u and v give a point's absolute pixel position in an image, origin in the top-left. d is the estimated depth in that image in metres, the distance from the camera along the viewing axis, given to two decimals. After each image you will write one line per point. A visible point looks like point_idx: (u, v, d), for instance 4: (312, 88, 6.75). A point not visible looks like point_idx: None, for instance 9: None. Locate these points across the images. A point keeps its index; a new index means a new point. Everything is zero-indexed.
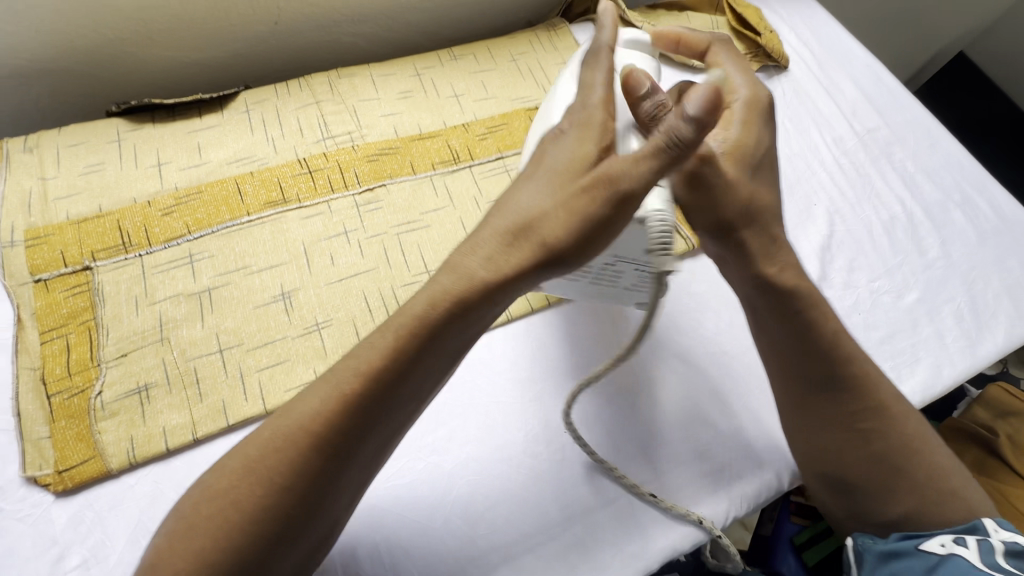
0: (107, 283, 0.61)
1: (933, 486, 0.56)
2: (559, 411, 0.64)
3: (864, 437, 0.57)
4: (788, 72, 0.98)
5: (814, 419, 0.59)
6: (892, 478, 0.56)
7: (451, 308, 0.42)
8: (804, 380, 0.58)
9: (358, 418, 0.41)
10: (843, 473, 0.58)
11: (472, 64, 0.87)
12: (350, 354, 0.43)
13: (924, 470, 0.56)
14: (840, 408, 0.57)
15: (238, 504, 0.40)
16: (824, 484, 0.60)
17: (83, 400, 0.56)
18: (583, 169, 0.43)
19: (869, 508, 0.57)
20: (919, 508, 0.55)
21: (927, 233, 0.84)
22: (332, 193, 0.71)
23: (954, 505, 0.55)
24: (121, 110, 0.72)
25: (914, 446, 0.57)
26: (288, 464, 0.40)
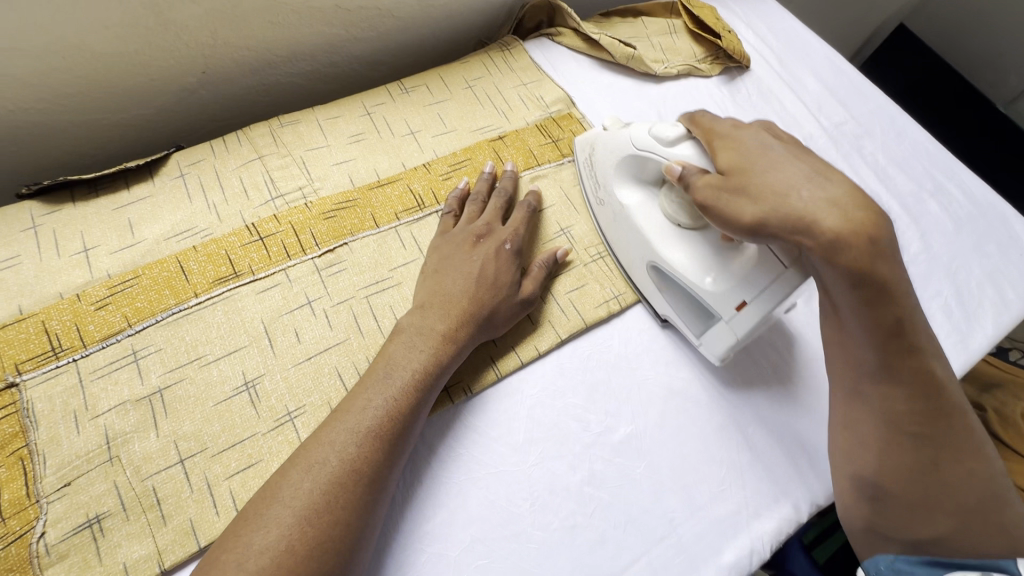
0: (38, 400, 0.53)
1: (982, 510, 0.52)
2: (564, 471, 0.59)
3: (915, 442, 0.53)
4: (750, 72, 0.95)
5: (859, 417, 0.55)
6: (930, 490, 0.53)
7: (414, 386, 0.55)
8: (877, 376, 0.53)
9: (390, 445, 0.52)
10: (875, 477, 0.55)
11: (425, 96, 0.81)
12: (360, 402, 0.53)
13: (976, 484, 0.53)
14: (913, 411, 0.52)
15: (296, 542, 0.45)
16: (852, 487, 0.57)
17: (21, 547, 0.48)
18: (487, 255, 0.64)
19: (896, 523, 0.55)
20: (957, 529, 0.52)
21: (906, 227, 0.84)
22: (289, 259, 0.65)
23: (996, 528, 0.51)
24: (33, 191, 0.63)
25: (953, 454, 0.53)
26: (338, 494, 0.48)
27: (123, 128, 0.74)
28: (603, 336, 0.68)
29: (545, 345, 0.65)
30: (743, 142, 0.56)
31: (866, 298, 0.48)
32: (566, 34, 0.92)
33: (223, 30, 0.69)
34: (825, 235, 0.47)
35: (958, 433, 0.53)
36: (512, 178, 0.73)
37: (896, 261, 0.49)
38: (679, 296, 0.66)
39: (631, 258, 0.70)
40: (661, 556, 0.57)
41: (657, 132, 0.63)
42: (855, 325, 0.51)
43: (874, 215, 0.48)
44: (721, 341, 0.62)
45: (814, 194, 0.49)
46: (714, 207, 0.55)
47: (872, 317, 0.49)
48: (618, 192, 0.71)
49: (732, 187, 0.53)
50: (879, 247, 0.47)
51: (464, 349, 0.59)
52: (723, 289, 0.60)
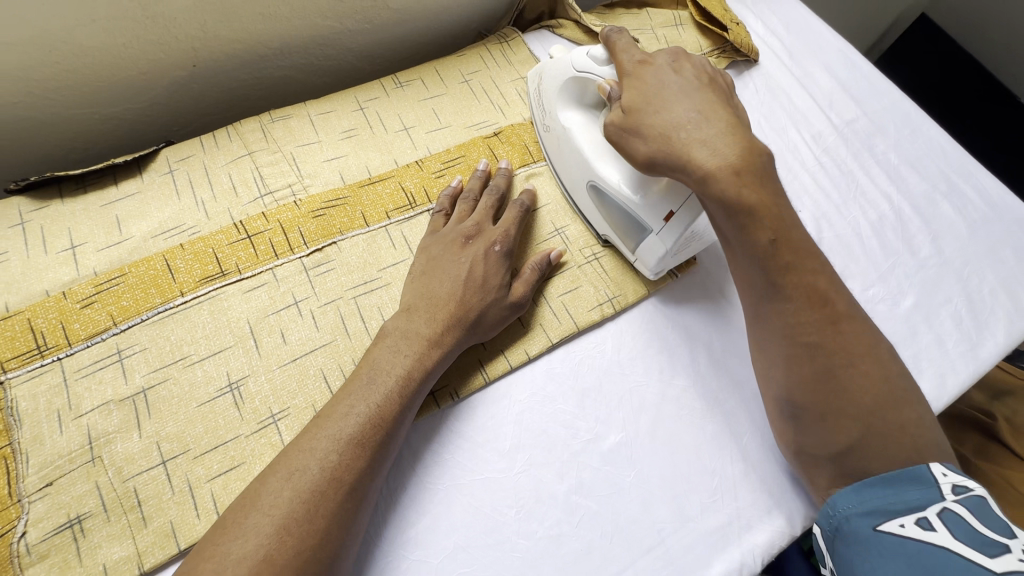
0: (22, 399, 0.53)
1: (881, 413, 0.53)
2: (551, 479, 0.58)
3: (813, 353, 0.54)
4: (759, 66, 0.92)
5: (765, 341, 0.57)
6: (830, 400, 0.53)
7: (398, 391, 0.54)
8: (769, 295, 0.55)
9: (372, 454, 0.51)
10: (786, 395, 0.56)
11: (420, 90, 0.79)
12: (342, 409, 0.52)
13: (872, 387, 0.53)
14: (803, 323, 0.54)
15: (275, 555, 0.44)
16: (775, 410, 0.58)
17: (2, 547, 0.48)
18: (477, 257, 0.62)
19: (815, 439, 0.55)
20: (863, 436, 0.53)
21: (917, 230, 0.81)
22: (276, 259, 0.64)
23: (895, 429, 0.52)
24: (21, 186, 0.63)
25: (845, 359, 0.54)
26: (317, 504, 0.47)
27: (114, 123, 0.74)
28: (595, 340, 0.66)
29: (535, 349, 0.64)
30: (647, 81, 0.60)
31: (741, 223, 0.53)
32: (567, 26, 0.90)
33: (212, 22, 0.68)
34: (699, 170, 0.53)
35: (850, 338, 0.54)
36: (506, 175, 0.71)
37: (771, 186, 0.53)
38: (616, 218, 0.68)
39: (573, 182, 0.71)
40: (647, 568, 0.56)
41: (592, 53, 0.65)
42: (740, 250, 0.55)
43: (745, 150, 0.53)
44: (653, 253, 0.64)
45: (692, 133, 0.55)
46: (619, 144, 0.60)
47: (748, 233, 0.53)
48: (560, 113, 0.71)
49: (629, 127, 0.58)
50: (749, 177, 0.52)
51: (451, 352, 0.58)
52: (649, 201, 0.61)
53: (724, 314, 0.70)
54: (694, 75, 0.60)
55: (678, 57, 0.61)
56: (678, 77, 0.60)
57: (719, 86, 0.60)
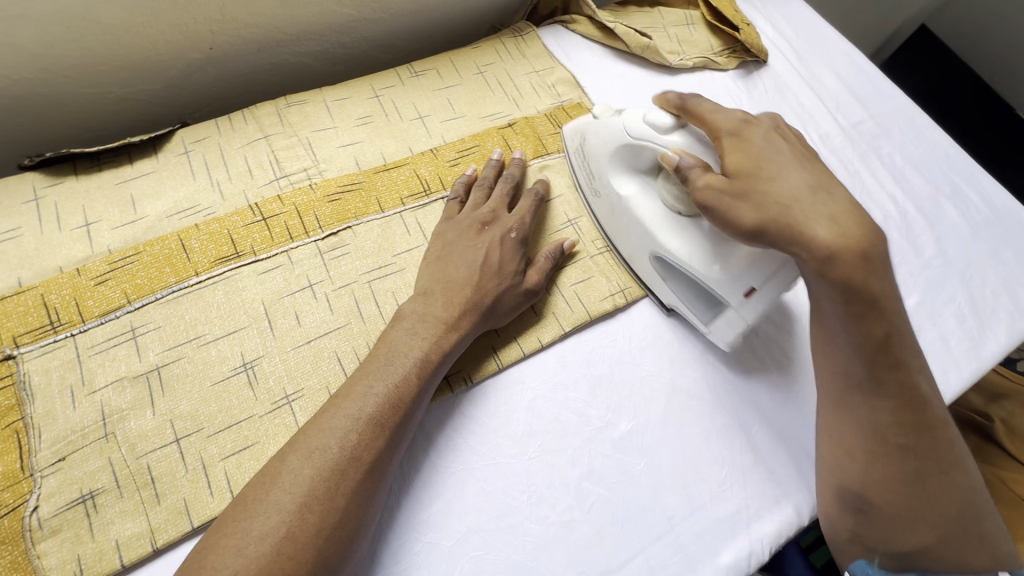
0: (35, 373, 0.53)
1: (964, 523, 0.53)
2: (563, 465, 0.59)
3: (904, 455, 0.53)
4: (768, 67, 0.93)
5: (843, 426, 0.56)
6: (917, 505, 0.53)
7: (416, 373, 0.54)
8: (861, 387, 0.54)
9: (390, 435, 0.51)
10: (860, 488, 0.55)
11: (436, 80, 0.80)
12: (362, 391, 0.52)
13: (956, 491, 0.53)
14: (899, 424, 0.53)
15: (297, 530, 0.45)
16: (836, 498, 0.57)
17: (14, 521, 0.47)
18: (492, 243, 0.63)
19: (877, 534, 0.55)
20: (940, 542, 0.53)
21: (921, 231, 0.82)
22: (291, 241, 0.64)
23: (975, 539, 0.53)
24: (35, 162, 0.62)
25: (936, 468, 0.53)
26: (338, 482, 0.47)
27: (129, 103, 0.73)
28: (607, 330, 0.67)
29: (548, 336, 0.64)
30: (752, 143, 0.57)
31: (857, 312, 0.50)
32: (581, 21, 0.91)
33: (232, 5, 0.68)
34: (824, 249, 0.49)
35: (941, 443, 0.54)
36: (520, 165, 0.71)
37: (887, 275, 0.51)
38: (680, 287, 0.65)
39: (632, 250, 0.69)
40: (658, 555, 0.56)
41: (651, 118, 0.61)
42: (837, 329, 0.53)
43: (870, 232, 0.50)
44: (729, 327, 0.62)
45: (815, 207, 0.51)
46: (716, 209, 0.54)
47: (860, 326, 0.51)
48: (614, 182, 0.68)
49: (736, 192, 0.53)
50: (872, 263, 0.50)
51: (468, 337, 0.58)
52: (726, 276, 0.58)
53: None
54: (798, 145, 0.58)
55: (779, 124, 0.59)
56: (784, 144, 0.58)
57: (814, 160, 0.59)
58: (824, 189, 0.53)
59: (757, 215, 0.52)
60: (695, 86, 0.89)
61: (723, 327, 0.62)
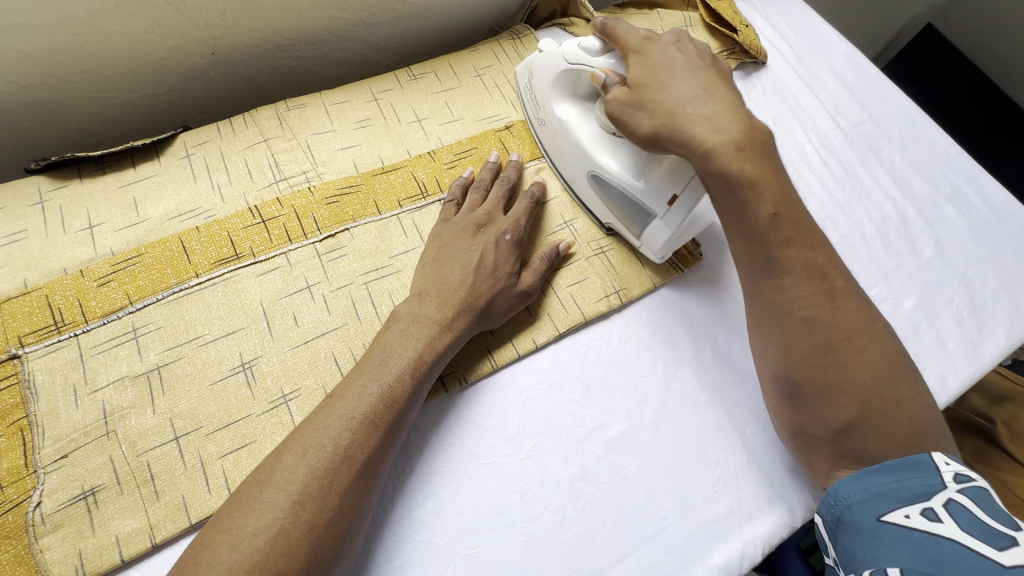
0: (39, 372, 0.54)
1: (882, 394, 0.54)
2: (556, 465, 0.59)
3: (810, 327, 0.55)
4: (767, 68, 0.93)
5: (762, 316, 0.58)
6: (831, 375, 0.55)
7: (410, 373, 0.55)
8: (769, 270, 0.57)
9: (384, 434, 0.52)
10: (788, 374, 0.57)
11: (434, 84, 0.80)
12: (357, 389, 0.53)
13: (869, 363, 0.55)
14: (802, 297, 0.55)
15: (291, 528, 0.45)
16: (773, 388, 0.59)
17: (18, 516, 0.49)
18: (487, 246, 0.63)
19: (813, 418, 0.56)
20: (863, 412, 0.54)
21: (920, 233, 0.82)
22: (289, 243, 0.65)
23: (894, 405, 0.54)
24: (41, 166, 0.64)
25: (843, 335, 0.55)
26: (332, 480, 0.48)
27: (133, 107, 0.75)
28: (601, 331, 0.67)
29: (542, 338, 0.65)
30: (653, 57, 0.61)
31: (745, 197, 0.54)
32: (579, 24, 0.91)
33: (233, 11, 0.69)
34: (703, 146, 0.54)
35: (846, 315, 0.56)
36: (517, 167, 0.72)
37: (770, 165, 0.55)
38: (619, 205, 0.69)
39: (572, 171, 0.73)
40: (650, 555, 0.57)
41: (583, 44, 0.66)
42: (741, 226, 0.57)
43: (747, 128, 0.55)
44: (659, 238, 0.66)
45: (699, 110, 0.56)
46: (622, 120, 0.61)
47: (750, 210, 0.55)
48: (555, 107, 0.73)
49: (636, 102, 0.59)
50: (749, 153, 0.54)
51: (462, 338, 0.59)
52: (651, 187, 0.63)
53: (728, 308, 0.71)
54: (697, 55, 0.61)
55: (682, 37, 0.62)
56: (683, 57, 0.61)
57: (723, 68, 0.62)
58: (710, 95, 0.57)
59: (655, 119, 0.58)
60: None
61: (654, 240, 0.67)
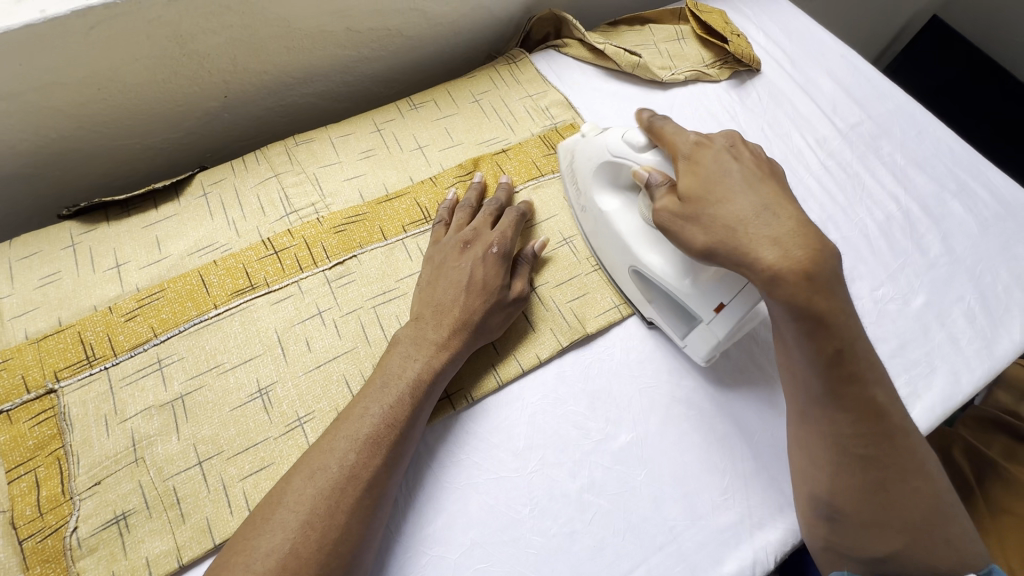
0: (73, 404, 0.58)
1: (928, 530, 0.52)
2: (563, 478, 0.60)
3: (864, 464, 0.53)
4: (761, 75, 0.94)
5: (811, 441, 0.56)
6: (881, 513, 0.52)
7: (409, 393, 0.57)
8: (822, 401, 0.53)
9: (389, 454, 0.54)
10: (828, 498, 0.54)
11: (434, 112, 0.84)
12: (361, 413, 0.55)
13: (922, 498, 0.52)
14: (858, 435, 0.52)
15: (300, 548, 0.48)
16: (808, 505, 0.56)
17: (57, 540, 0.52)
18: (478, 264, 0.65)
19: (850, 542, 0.54)
20: (908, 548, 0.52)
21: (926, 230, 0.81)
22: (301, 272, 0.68)
23: (942, 544, 0.52)
24: (72, 212, 0.69)
25: (899, 475, 0.52)
26: (338, 502, 0.50)
27: (153, 151, 0.80)
28: (604, 344, 0.69)
29: (546, 353, 0.66)
30: (704, 166, 0.58)
31: (806, 330, 0.50)
32: (572, 44, 0.94)
33: (242, 57, 0.74)
34: (766, 271, 0.49)
35: (903, 454, 0.53)
36: (479, 187, 0.74)
37: (838, 296, 0.50)
38: (659, 301, 0.66)
39: (614, 263, 0.70)
40: (660, 564, 0.57)
41: (628, 138, 0.65)
42: (797, 353, 0.53)
43: (816, 253, 0.49)
44: (705, 342, 0.62)
45: (760, 229, 0.51)
46: (672, 231, 0.57)
47: (808, 346, 0.51)
48: (597, 198, 0.71)
49: (688, 215, 0.55)
50: (819, 283, 0.48)
51: (458, 357, 0.61)
52: (697, 292, 0.60)
53: None
54: (753, 164, 0.58)
55: (734, 143, 0.60)
56: (737, 165, 0.57)
57: (779, 176, 0.58)
58: (773, 207, 0.52)
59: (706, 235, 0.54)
60: (687, 99, 0.90)
61: (702, 343, 0.63)
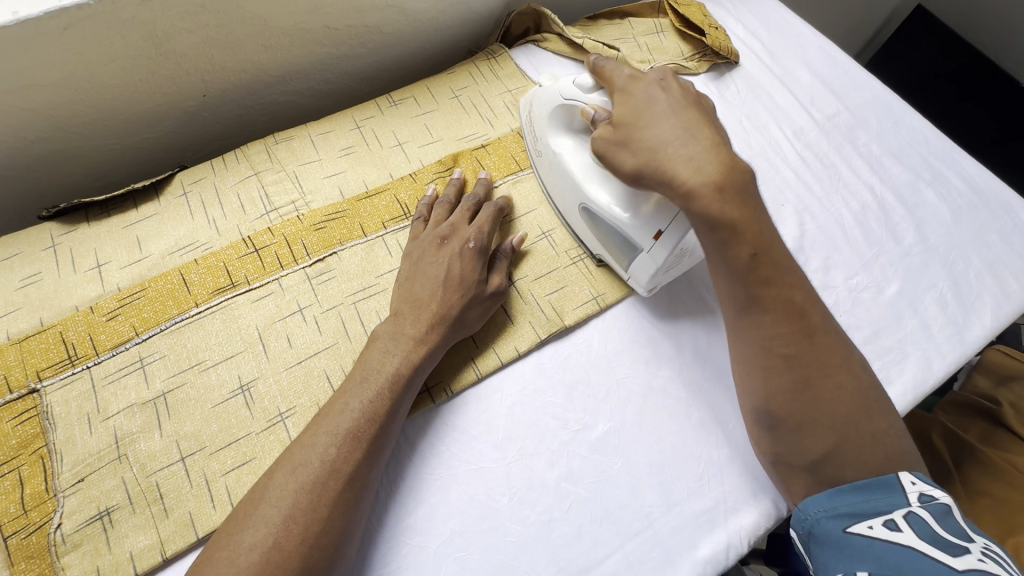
0: (56, 403, 0.59)
1: (854, 425, 0.54)
2: (542, 468, 0.61)
3: (789, 365, 0.55)
4: (740, 67, 0.95)
5: (742, 349, 0.58)
6: (810, 412, 0.54)
7: (389, 387, 0.58)
8: (749, 308, 0.57)
9: (370, 448, 0.55)
10: (765, 405, 0.57)
11: (413, 108, 0.84)
12: (342, 407, 0.56)
13: (846, 393, 0.55)
14: (780, 335, 0.56)
15: (283, 542, 0.49)
16: (753, 420, 0.59)
17: (41, 537, 0.53)
18: (455, 259, 0.66)
19: (790, 449, 0.56)
20: (838, 446, 0.54)
21: (900, 219, 0.82)
22: (281, 270, 0.69)
23: (869, 438, 0.54)
24: (51, 213, 0.69)
25: (822, 372, 0.55)
26: (321, 495, 0.51)
27: (133, 151, 0.80)
28: (583, 336, 0.70)
29: (524, 345, 0.67)
30: (637, 95, 0.60)
31: (721, 238, 0.53)
32: (552, 39, 0.94)
33: (219, 56, 0.74)
34: (683, 187, 0.53)
35: (825, 352, 0.56)
36: (458, 184, 0.75)
37: (751, 206, 0.54)
38: (608, 235, 0.70)
39: (566, 203, 0.74)
40: (636, 550, 0.58)
41: (577, 81, 0.67)
42: (719, 265, 0.56)
43: (726, 167, 0.53)
44: (645, 271, 0.66)
45: (679, 150, 0.54)
46: (608, 157, 0.60)
47: (728, 250, 0.54)
48: (552, 140, 0.74)
49: (619, 141, 0.59)
50: (729, 193, 0.52)
51: (437, 351, 0.62)
52: (638, 222, 0.63)
53: (707, 306, 0.73)
54: (682, 93, 0.60)
55: (666, 75, 0.61)
56: (667, 96, 0.59)
57: (707, 106, 0.60)
58: (693, 132, 0.55)
59: (635, 159, 0.57)
60: None
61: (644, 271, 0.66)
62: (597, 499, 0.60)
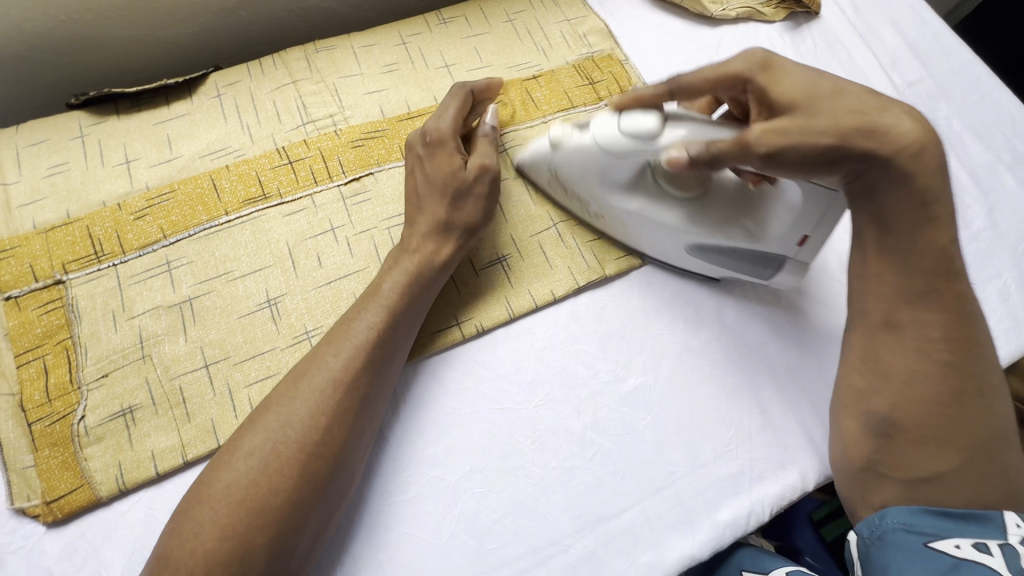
0: (82, 297, 0.58)
1: (988, 451, 0.50)
2: (567, 415, 0.60)
3: (946, 372, 0.50)
4: (820, 19, 0.87)
5: (883, 348, 0.52)
6: (948, 426, 0.50)
7: (392, 304, 0.55)
8: (898, 298, 0.51)
9: (371, 362, 0.53)
10: (889, 410, 0.51)
11: (464, 28, 0.78)
12: (346, 323, 0.55)
13: (985, 419, 0.50)
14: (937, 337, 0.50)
15: (279, 449, 0.48)
16: (861, 426, 0.53)
17: (65, 426, 0.53)
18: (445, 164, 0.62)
19: (901, 460, 0.51)
20: (963, 467, 0.49)
21: (972, 201, 0.77)
22: (315, 185, 0.66)
23: (997, 474, 0.49)
24: (80, 101, 0.65)
25: (977, 389, 0.50)
26: (316, 406, 0.50)
27: (166, 48, 0.76)
28: (621, 288, 0.67)
29: (560, 291, 0.64)
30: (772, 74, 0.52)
31: (922, 215, 0.49)
32: None
33: None
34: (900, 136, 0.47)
35: (981, 368, 0.51)
36: None
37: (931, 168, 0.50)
38: (730, 260, 0.63)
39: (663, 250, 0.65)
40: (656, 506, 0.57)
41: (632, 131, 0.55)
42: (894, 246, 0.51)
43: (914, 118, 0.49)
44: (795, 274, 0.63)
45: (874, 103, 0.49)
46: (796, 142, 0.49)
47: (924, 230, 0.49)
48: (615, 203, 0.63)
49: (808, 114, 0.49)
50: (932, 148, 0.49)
51: (439, 264, 0.58)
52: (778, 240, 0.58)
53: None
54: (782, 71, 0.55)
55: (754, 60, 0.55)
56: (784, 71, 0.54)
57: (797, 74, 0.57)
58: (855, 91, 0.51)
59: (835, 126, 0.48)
60: (736, 38, 0.84)
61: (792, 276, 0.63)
62: (620, 452, 0.59)
